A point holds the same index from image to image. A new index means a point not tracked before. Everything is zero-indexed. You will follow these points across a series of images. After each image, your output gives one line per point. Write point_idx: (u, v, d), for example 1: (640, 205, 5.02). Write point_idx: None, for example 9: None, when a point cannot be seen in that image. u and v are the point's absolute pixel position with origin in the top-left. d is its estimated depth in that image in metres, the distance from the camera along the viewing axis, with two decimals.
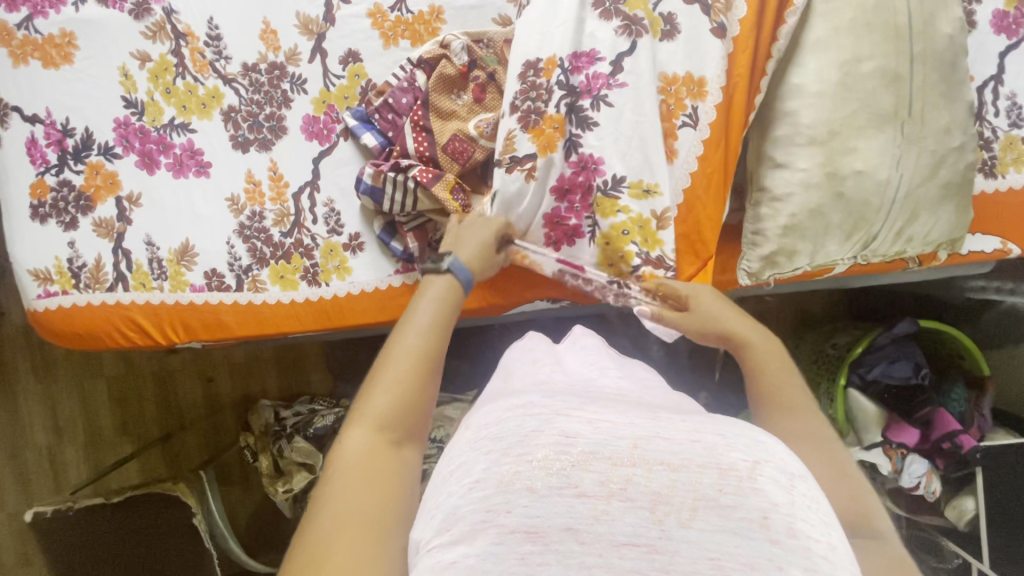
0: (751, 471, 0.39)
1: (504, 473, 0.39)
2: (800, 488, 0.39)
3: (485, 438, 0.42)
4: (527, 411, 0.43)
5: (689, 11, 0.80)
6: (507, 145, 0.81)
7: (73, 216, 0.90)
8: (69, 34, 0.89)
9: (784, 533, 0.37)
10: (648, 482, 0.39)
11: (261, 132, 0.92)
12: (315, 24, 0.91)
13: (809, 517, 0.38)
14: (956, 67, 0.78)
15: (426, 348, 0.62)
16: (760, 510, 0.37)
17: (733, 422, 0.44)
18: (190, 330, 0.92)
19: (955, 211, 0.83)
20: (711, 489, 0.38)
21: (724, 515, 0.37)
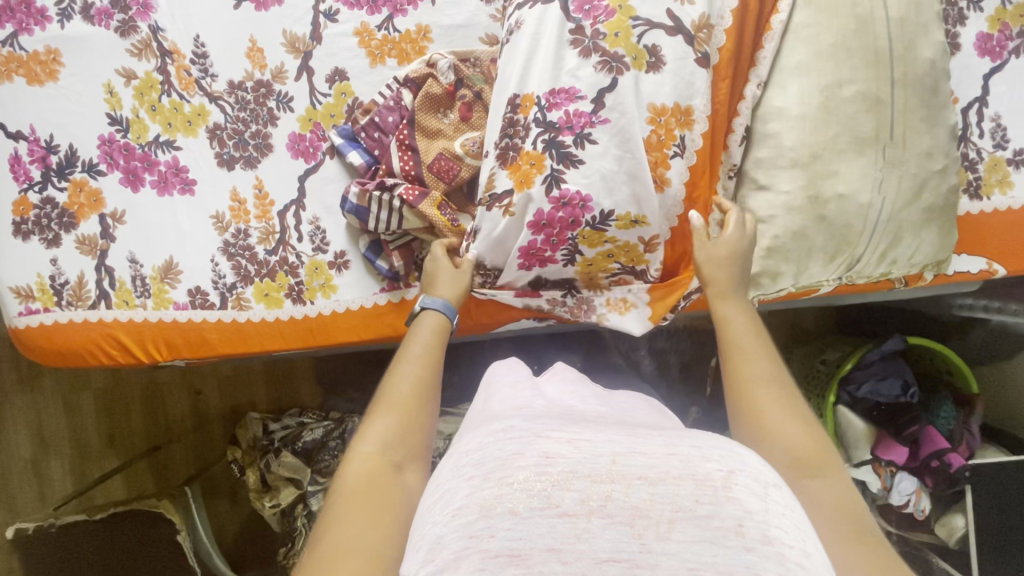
0: (727, 481, 0.38)
1: (487, 497, 0.38)
2: (776, 496, 0.38)
3: (467, 464, 0.42)
4: (507, 436, 0.43)
5: (674, 42, 0.76)
6: (487, 182, 0.81)
7: (57, 233, 0.89)
8: (54, 51, 0.88)
9: (759, 540, 0.35)
10: (628, 496, 0.38)
11: (247, 150, 0.91)
12: (301, 42, 0.91)
13: (783, 523, 0.36)
14: (937, 91, 0.78)
15: (418, 380, 0.69)
16: (735, 518, 0.36)
17: (710, 436, 0.43)
18: (173, 347, 0.92)
19: (938, 234, 0.83)
20: (688, 501, 0.37)
21: (702, 525, 0.36)
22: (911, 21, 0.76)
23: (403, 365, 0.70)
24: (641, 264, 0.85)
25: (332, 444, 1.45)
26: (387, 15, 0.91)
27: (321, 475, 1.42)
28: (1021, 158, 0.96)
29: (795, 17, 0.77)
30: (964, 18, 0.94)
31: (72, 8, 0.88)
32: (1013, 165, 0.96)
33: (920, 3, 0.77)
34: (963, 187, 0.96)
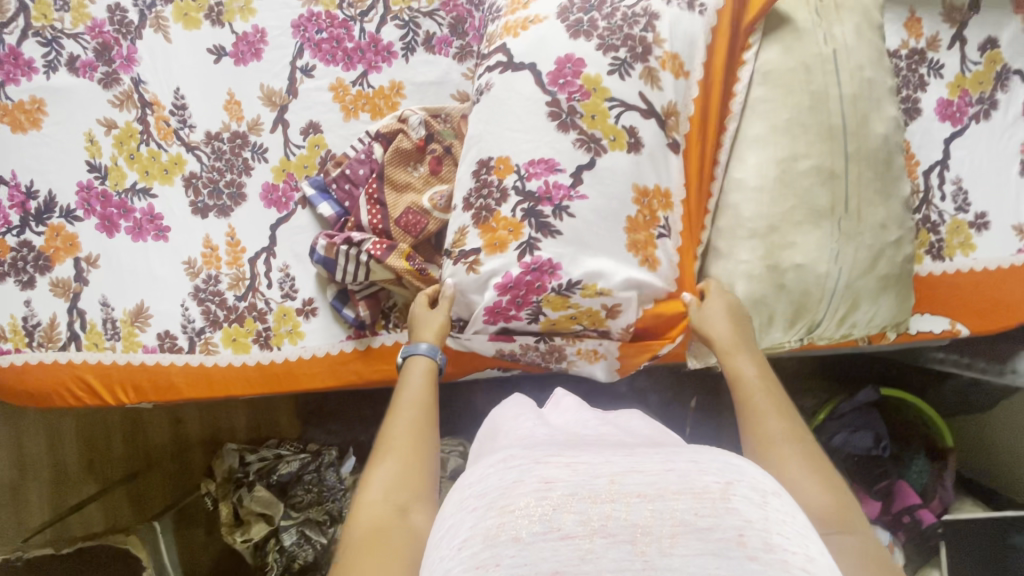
0: (725, 492, 0.40)
1: (491, 527, 0.40)
2: (774, 503, 0.40)
3: (471, 497, 0.44)
4: (509, 465, 0.44)
5: (648, 125, 0.79)
6: (458, 240, 0.81)
7: (31, 276, 0.91)
8: (38, 100, 0.91)
9: (760, 548, 0.37)
10: (627, 515, 0.39)
11: (221, 199, 0.94)
12: (278, 96, 0.93)
13: (784, 530, 0.38)
14: (891, 164, 0.81)
15: (414, 424, 0.70)
16: (735, 528, 0.38)
17: (705, 450, 0.45)
18: (140, 391, 0.93)
19: (898, 300, 0.84)
20: (688, 514, 0.39)
21: (702, 538, 0.37)
22: (864, 97, 0.80)
23: (404, 415, 0.71)
24: (603, 327, 0.83)
25: (306, 477, 1.45)
26: (361, 72, 0.94)
27: (294, 509, 1.42)
28: (982, 221, 0.97)
29: (754, 92, 0.80)
30: (924, 84, 0.96)
31: (58, 60, 0.91)
32: (975, 228, 0.97)
33: (872, 81, 0.81)
34: (925, 250, 0.97)
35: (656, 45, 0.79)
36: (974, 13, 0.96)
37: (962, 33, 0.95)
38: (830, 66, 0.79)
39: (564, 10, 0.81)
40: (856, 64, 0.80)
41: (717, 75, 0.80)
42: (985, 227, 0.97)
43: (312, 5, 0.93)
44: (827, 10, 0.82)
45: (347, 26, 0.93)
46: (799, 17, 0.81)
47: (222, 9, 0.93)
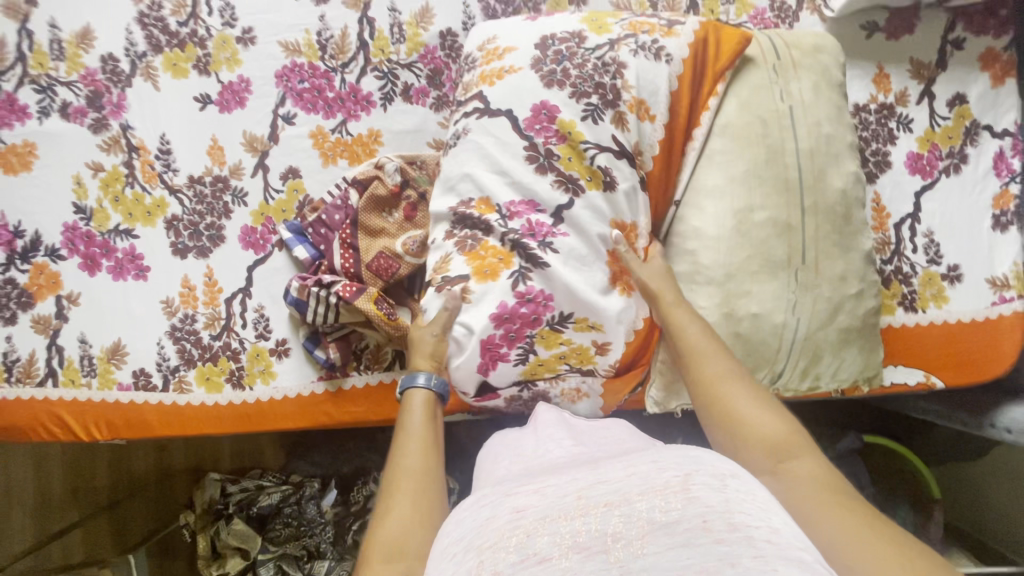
0: (685, 483, 0.40)
1: (469, 568, 0.40)
2: (734, 485, 0.40)
3: (451, 546, 0.45)
4: (482, 503, 0.48)
5: (621, 165, 0.80)
6: (441, 267, 0.80)
7: (14, 312, 0.94)
8: (30, 144, 0.95)
9: (725, 529, 0.37)
10: (597, 525, 0.39)
11: (201, 240, 0.96)
12: (259, 142, 0.97)
13: (745, 508, 0.39)
14: (849, 218, 0.82)
15: (421, 465, 0.66)
16: (699, 515, 0.38)
17: (666, 450, 0.46)
18: (113, 428, 0.94)
19: (860, 353, 0.85)
20: (653, 513, 0.39)
21: (669, 533, 0.37)
22: (821, 151, 0.81)
23: (409, 456, 0.66)
24: (590, 365, 0.81)
25: (286, 511, 1.43)
26: (341, 120, 0.97)
27: (272, 543, 1.41)
28: (955, 273, 0.97)
29: (712, 144, 0.82)
30: (893, 138, 0.97)
31: (51, 106, 0.95)
32: (947, 280, 0.97)
33: (830, 136, 0.82)
34: (897, 301, 0.97)
35: (623, 91, 0.80)
36: (942, 70, 0.97)
37: (930, 89, 0.97)
38: (788, 122, 0.81)
39: (538, 61, 0.82)
40: (814, 119, 0.82)
41: (679, 126, 0.82)
42: (958, 279, 0.97)
43: (295, 56, 0.97)
44: (785, 66, 0.84)
45: (328, 76, 0.97)
46: (757, 75, 0.83)
47: (209, 59, 0.97)
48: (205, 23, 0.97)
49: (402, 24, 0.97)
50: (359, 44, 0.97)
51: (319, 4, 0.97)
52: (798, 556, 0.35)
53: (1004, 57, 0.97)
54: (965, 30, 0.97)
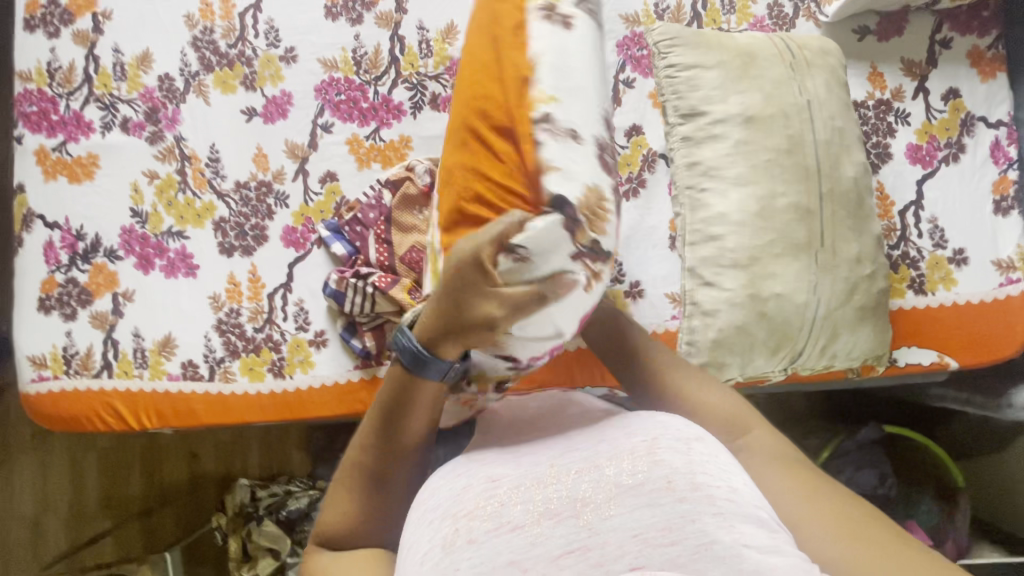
0: (651, 446, 0.54)
1: (446, 534, 0.51)
2: (697, 448, 0.54)
3: (427, 511, 0.55)
4: (456, 475, 0.57)
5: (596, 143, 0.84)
6: (594, 218, 0.64)
7: (74, 308, 1.01)
8: (94, 155, 1.04)
9: (688, 488, 0.51)
10: (568, 489, 0.53)
11: (246, 240, 1.04)
12: (300, 149, 1.05)
13: (708, 469, 0.52)
14: (862, 204, 0.88)
15: (375, 461, 0.64)
16: (664, 477, 0.52)
17: (639, 421, 0.59)
18: (162, 417, 1.00)
19: (876, 331, 0.89)
20: (620, 476, 0.53)
21: (635, 494, 0.51)
22: (836, 143, 0.88)
23: (360, 444, 0.65)
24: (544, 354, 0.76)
25: (314, 514, 1.47)
26: (374, 128, 1.05)
27: (301, 546, 1.45)
28: (961, 257, 1.01)
29: (739, 134, 0.87)
30: (892, 130, 1.03)
31: (113, 121, 1.05)
32: (953, 263, 1.01)
33: (842, 129, 0.89)
34: (907, 284, 1.00)
35: None
36: (933, 67, 1.03)
37: (925, 84, 1.03)
38: (805, 115, 0.88)
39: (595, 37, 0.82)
40: (828, 113, 0.89)
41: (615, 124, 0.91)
42: (964, 262, 1.01)
43: (332, 72, 1.06)
44: (800, 65, 0.90)
45: (363, 89, 1.06)
46: (775, 71, 0.89)
47: (255, 76, 1.06)
48: (251, 44, 1.07)
49: (429, 41, 1.07)
50: (391, 59, 1.06)
51: (354, 24, 1.07)
52: (752, 513, 0.50)
53: (989, 55, 1.03)
54: (951, 30, 1.04)
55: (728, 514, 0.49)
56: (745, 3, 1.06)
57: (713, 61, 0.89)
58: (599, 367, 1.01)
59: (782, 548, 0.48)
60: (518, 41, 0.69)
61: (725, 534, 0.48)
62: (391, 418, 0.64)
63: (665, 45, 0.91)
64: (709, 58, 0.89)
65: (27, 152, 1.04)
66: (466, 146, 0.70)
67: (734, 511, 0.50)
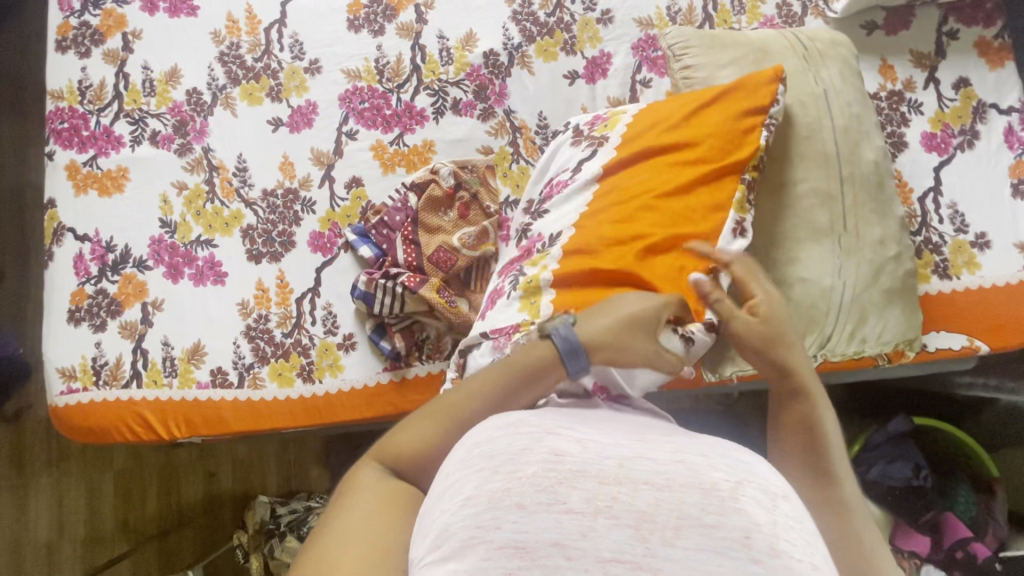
0: (733, 491, 0.42)
1: (496, 489, 0.42)
2: (783, 509, 0.42)
3: (477, 456, 0.47)
4: (519, 431, 0.48)
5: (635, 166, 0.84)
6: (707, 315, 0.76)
7: (103, 319, 1.01)
8: (124, 169, 1.06)
9: (766, 552, 0.39)
10: (633, 500, 0.41)
11: (273, 246, 1.05)
12: (326, 156, 1.07)
13: (791, 536, 0.40)
14: (882, 187, 0.89)
15: (475, 414, 0.60)
16: (742, 530, 0.40)
17: (714, 446, 0.48)
18: (191, 425, 0.99)
19: (903, 314, 0.89)
20: (694, 509, 0.41)
21: (707, 534, 0.39)
22: (854, 129, 0.89)
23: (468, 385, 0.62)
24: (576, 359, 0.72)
25: None
26: (397, 134, 1.08)
27: None
28: (983, 241, 1.02)
29: None
30: (906, 120, 1.04)
31: (142, 135, 1.07)
32: (976, 248, 1.01)
33: (859, 116, 0.90)
34: (931, 269, 1.01)
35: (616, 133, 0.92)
36: (942, 58, 1.06)
37: (934, 75, 1.06)
38: (823, 103, 0.89)
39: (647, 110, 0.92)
40: (845, 101, 0.90)
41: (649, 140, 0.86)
42: (986, 246, 1.01)
43: (356, 81, 1.09)
44: (813, 56, 0.92)
45: (386, 96, 1.08)
46: (788, 63, 0.91)
47: (280, 88, 1.09)
48: (277, 58, 1.10)
49: (449, 49, 1.10)
50: (412, 67, 1.09)
51: (376, 36, 1.10)
52: None
53: (995, 45, 1.06)
54: (956, 22, 1.07)
55: None
56: (755, 3, 1.10)
57: (728, 58, 0.92)
58: None
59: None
60: (716, 217, 0.79)
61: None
62: (514, 383, 0.62)
63: (679, 49, 0.93)
64: (723, 57, 0.92)
65: (58, 168, 1.06)
66: (636, 248, 0.77)
67: None
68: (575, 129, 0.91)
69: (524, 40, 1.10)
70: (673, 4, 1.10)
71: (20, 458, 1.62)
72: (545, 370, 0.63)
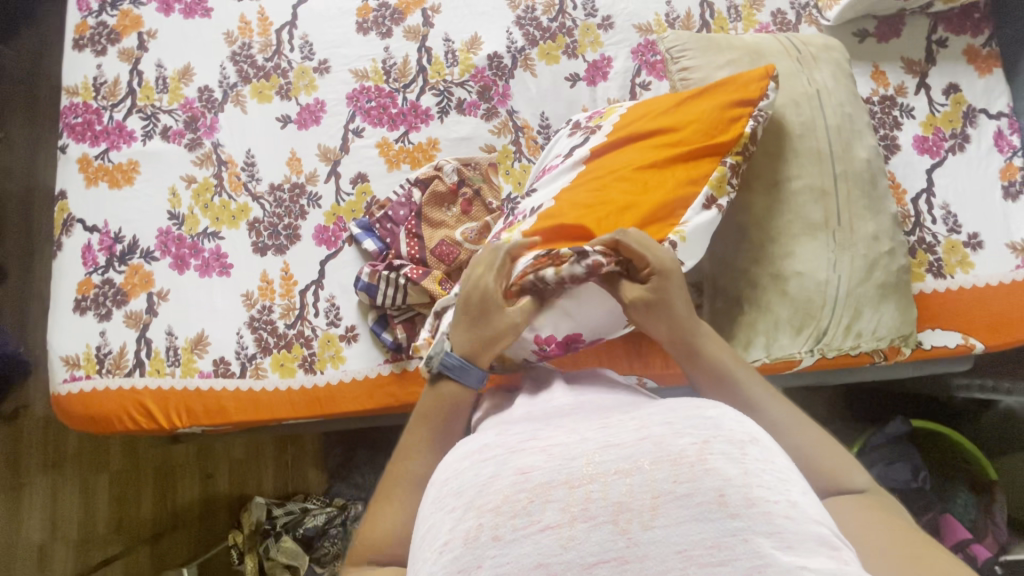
0: (701, 453, 0.43)
1: (470, 528, 0.42)
2: (752, 454, 0.43)
3: (449, 496, 0.46)
4: (483, 458, 0.47)
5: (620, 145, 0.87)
6: None
7: (109, 309, 1.02)
8: (134, 162, 1.08)
9: (742, 504, 0.40)
10: (607, 494, 0.42)
11: (279, 239, 1.07)
12: (332, 153, 1.10)
13: (764, 480, 0.42)
14: (875, 184, 0.91)
15: (422, 465, 0.63)
16: (716, 489, 0.41)
17: (682, 407, 0.47)
18: (192, 415, 1.00)
19: (897, 310, 0.90)
20: (666, 483, 0.42)
21: (683, 505, 0.41)
22: (846, 128, 0.92)
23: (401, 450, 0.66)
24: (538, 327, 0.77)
25: (333, 531, 1.44)
26: (403, 131, 1.10)
27: (320, 563, 1.42)
28: (976, 241, 1.04)
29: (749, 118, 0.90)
30: (899, 124, 1.07)
31: (154, 130, 1.10)
32: (969, 247, 1.03)
33: (852, 115, 0.93)
34: (926, 268, 1.02)
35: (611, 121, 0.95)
36: (932, 65, 1.09)
37: (925, 81, 1.09)
38: (816, 102, 0.92)
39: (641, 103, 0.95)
40: (837, 102, 0.93)
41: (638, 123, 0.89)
42: (979, 246, 1.03)
43: (363, 81, 1.12)
44: (806, 59, 0.95)
45: (392, 96, 1.11)
46: (783, 66, 0.94)
47: (290, 86, 1.12)
48: (287, 58, 1.13)
49: (455, 51, 1.13)
50: (419, 68, 1.12)
51: (384, 38, 1.14)
52: (815, 530, 0.40)
53: (983, 53, 1.10)
54: (946, 30, 1.11)
55: (786, 537, 0.39)
56: (751, 11, 1.14)
57: (725, 60, 0.95)
58: (629, 358, 1.00)
59: (845, 572, 0.38)
60: (688, 192, 0.81)
61: (783, 554, 0.39)
62: (438, 421, 0.66)
63: (678, 51, 0.96)
64: (721, 59, 0.95)
65: (71, 161, 1.08)
66: (608, 219, 0.78)
67: (794, 534, 0.40)
68: (574, 124, 0.95)
69: (528, 44, 1.13)
70: (671, 11, 1.14)
71: (16, 457, 1.61)
72: (459, 407, 0.67)
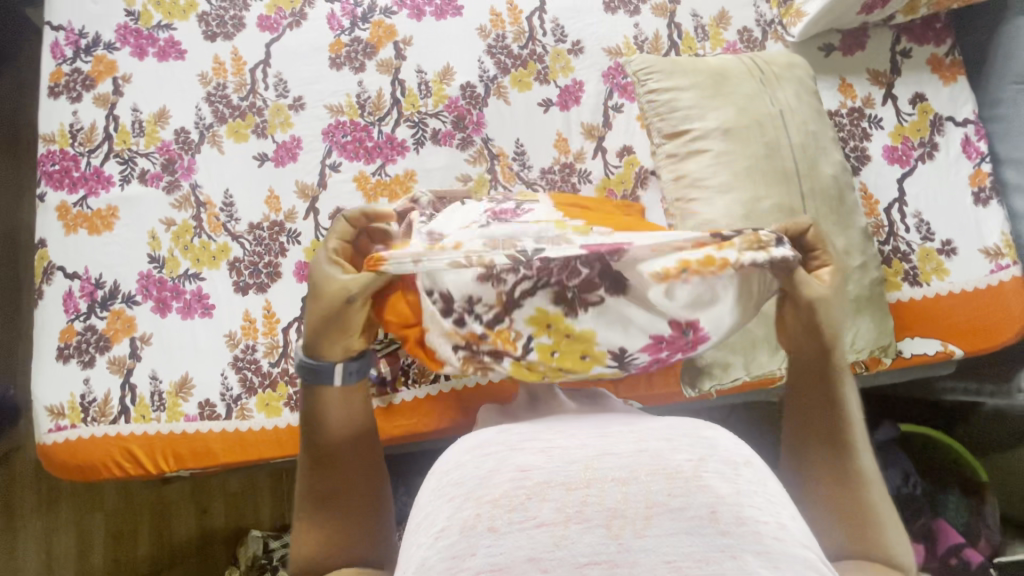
0: (696, 470, 0.44)
1: (467, 517, 0.43)
2: (746, 476, 0.45)
3: (448, 486, 0.46)
4: (483, 453, 0.48)
5: None
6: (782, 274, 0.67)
7: (92, 355, 1.02)
8: (113, 209, 1.09)
9: (733, 523, 0.41)
10: (603, 499, 0.43)
11: (260, 277, 1.07)
12: (310, 189, 1.10)
13: (755, 501, 0.43)
14: (843, 200, 0.93)
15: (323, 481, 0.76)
16: (707, 506, 0.42)
17: (683, 425, 0.49)
18: (180, 459, 1.00)
19: (874, 322, 0.91)
20: (661, 495, 0.43)
21: (676, 518, 0.42)
22: (811, 145, 0.93)
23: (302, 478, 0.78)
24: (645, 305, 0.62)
25: None
26: (380, 164, 1.11)
27: None
28: (950, 248, 1.05)
29: (718, 146, 0.92)
30: (867, 135, 1.09)
31: (132, 173, 1.10)
32: (944, 254, 1.04)
33: (816, 133, 0.95)
34: (902, 277, 1.03)
35: None
36: (896, 75, 1.11)
37: (891, 91, 1.11)
38: (780, 123, 0.93)
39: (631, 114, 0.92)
40: (801, 120, 0.94)
41: None
42: (954, 253, 1.05)
43: (339, 116, 1.13)
44: (769, 79, 0.96)
45: (368, 129, 1.13)
46: (746, 87, 0.95)
47: (266, 124, 1.13)
48: (262, 96, 1.14)
49: (428, 82, 1.14)
50: (393, 101, 1.14)
51: (357, 73, 1.15)
52: (802, 553, 0.41)
53: (947, 62, 1.12)
54: (909, 41, 1.13)
55: (774, 556, 0.40)
56: (717, 31, 1.16)
57: (688, 83, 0.96)
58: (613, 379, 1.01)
59: None
60: None
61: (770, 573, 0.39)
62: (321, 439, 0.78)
63: (644, 75, 0.97)
64: (684, 81, 0.96)
65: (49, 209, 1.08)
66: None
67: (781, 554, 0.40)
68: None
69: (499, 72, 1.15)
70: (639, 34, 1.16)
71: (8, 501, 1.60)
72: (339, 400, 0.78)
